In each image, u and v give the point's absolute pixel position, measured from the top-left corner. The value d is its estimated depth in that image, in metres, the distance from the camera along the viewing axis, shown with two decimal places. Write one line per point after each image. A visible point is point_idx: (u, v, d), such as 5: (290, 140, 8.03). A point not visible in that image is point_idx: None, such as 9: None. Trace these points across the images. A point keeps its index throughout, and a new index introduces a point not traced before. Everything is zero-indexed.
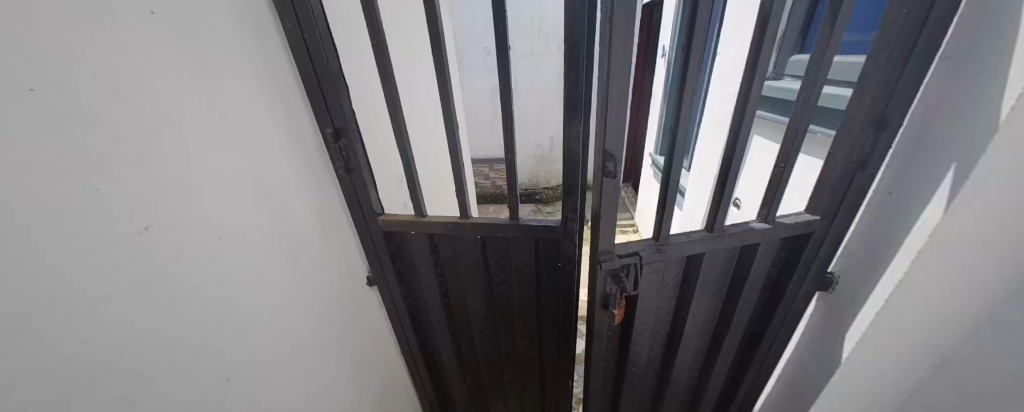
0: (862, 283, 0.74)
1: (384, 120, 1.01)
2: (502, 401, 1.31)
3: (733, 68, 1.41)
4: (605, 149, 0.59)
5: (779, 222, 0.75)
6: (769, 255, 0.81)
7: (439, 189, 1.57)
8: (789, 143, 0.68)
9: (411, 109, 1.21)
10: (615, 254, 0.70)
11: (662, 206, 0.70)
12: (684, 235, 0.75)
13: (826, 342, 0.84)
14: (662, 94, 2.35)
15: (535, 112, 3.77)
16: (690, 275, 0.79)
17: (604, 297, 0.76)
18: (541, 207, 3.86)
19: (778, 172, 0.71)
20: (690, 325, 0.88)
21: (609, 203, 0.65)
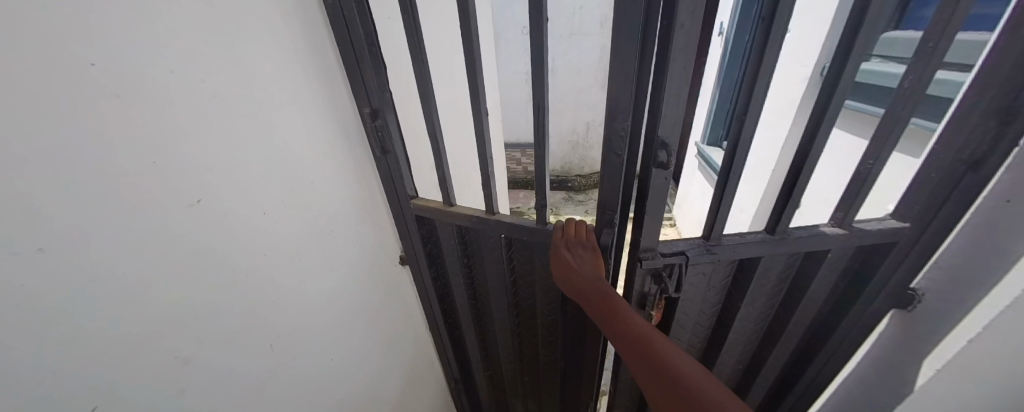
0: (952, 304, 0.64)
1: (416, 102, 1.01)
2: (522, 395, 1.31)
3: (805, 50, 1.25)
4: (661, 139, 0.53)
5: (857, 228, 0.66)
6: (837, 263, 0.72)
7: (471, 174, 1.57)
8: (881, 138, 0.59)
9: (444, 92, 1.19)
10: (659, 254, 0.65)
11: (715, 205, 0.63)
12: (737, 237, 0.67)
13: (899, 365, 0.74)
14: (716, 78, 2.16)
15: (573, 96, 3.64)
16: (740, 281, 0.73)
17: (641, 297, 0.72)
18: (573, 195, 3.79)
19: (864, 170, 0.61)
20: (735, 332, 0.82)
21: (657, 198, 0.59)
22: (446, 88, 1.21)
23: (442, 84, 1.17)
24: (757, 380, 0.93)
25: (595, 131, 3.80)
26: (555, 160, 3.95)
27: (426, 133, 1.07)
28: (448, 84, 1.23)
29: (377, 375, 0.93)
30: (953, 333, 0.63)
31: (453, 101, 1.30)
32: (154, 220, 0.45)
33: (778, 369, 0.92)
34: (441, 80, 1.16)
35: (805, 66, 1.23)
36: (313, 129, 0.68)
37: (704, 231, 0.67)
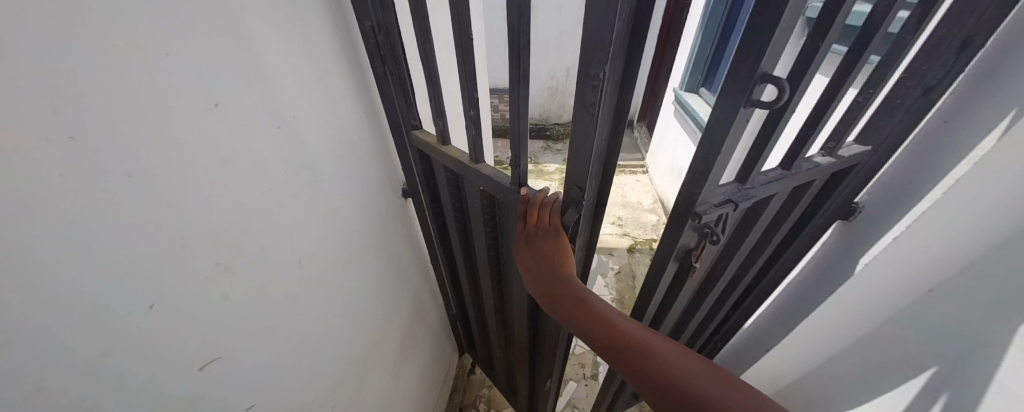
0: (889, 212, 0.81)
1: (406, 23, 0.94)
2: (499, 349, 1.35)
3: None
4: (764, 73, 0.50)
5: (841, 156, 0.75)
6: (815, 190, 0.83)
7: (461, 111, 1.54)
8: (884, 67, 0.64)
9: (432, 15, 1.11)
10: (711, 204, 0.70)
11: (757, 151, 0.67)
12: (763, 176, 0.73)
13: (836, 264, 0.94)
14: (699, 21, 2.17)
15: (553, 38, 3.51)
16: (752, 216, 0.83)
17: (682, 246, 0.80)
18: (551, 144, 3.85)
19: (862, 100, 0.68)
20: (726, 256, 0.95)
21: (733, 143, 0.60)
22: (434, 12, 1.13)
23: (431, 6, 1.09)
24: (733, 294, 1.10)
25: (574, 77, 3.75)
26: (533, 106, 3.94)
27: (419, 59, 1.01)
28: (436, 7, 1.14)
29: (390, 300, 0.98)
30: (885, 234, 0.81)
31: (441, 28, 1.22)
32: (181, 121, 0.42)
33: (747, 283, 1.09)
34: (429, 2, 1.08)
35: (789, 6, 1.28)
36: (315, 40, 0.63)
37: (738, 176, 0.72)
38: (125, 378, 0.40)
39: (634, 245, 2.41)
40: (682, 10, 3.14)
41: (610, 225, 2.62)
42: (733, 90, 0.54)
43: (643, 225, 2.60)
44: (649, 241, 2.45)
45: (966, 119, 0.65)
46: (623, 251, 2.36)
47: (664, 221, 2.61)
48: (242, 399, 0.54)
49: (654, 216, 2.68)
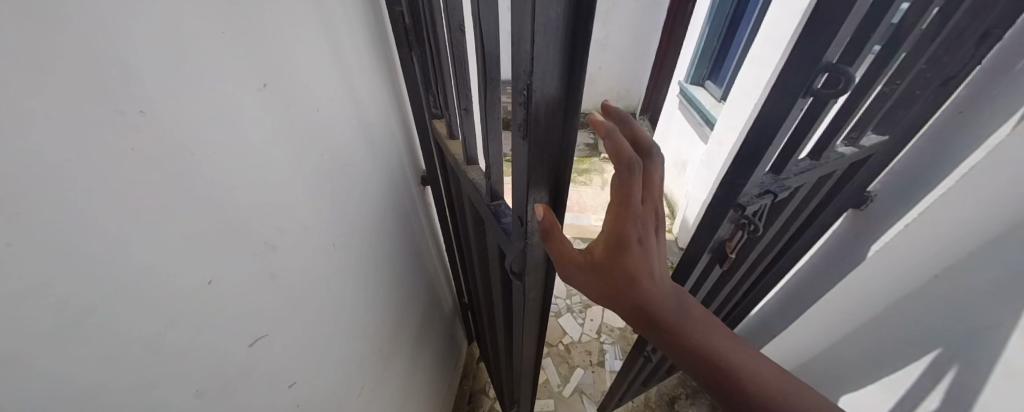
0: (900, 201, 0.83)
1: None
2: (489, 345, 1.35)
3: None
4: (827, 64, 0.57)
5: (864, 146, 0.79)
6: (832, 180, 0.85)
7: None
8: (909, 61, 0.68)
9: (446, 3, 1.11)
10: (753, 195, 0.75)
11: (795, 141, 0.70)
12: (795, 166, 0.76)
13: (847, 252, 0.97)
14: (706, 13, 2.17)
15: None
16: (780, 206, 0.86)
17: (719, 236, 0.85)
18: None
19: (888, 92, 0.72)
20: (747, 246, 0.98)
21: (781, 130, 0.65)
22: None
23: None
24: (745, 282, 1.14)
25: None
26: None
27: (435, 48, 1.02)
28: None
29: (409, 286, 1.00)
30: (896, 223, 0.84)
31: None
32: (237, 100, 0.43)
33: (758, 271, 1.13)
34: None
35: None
36: (344, 23, 0.64)
37: (773, 167, 0.76)
38: (191, 352, 0.41)
39: None
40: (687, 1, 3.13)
41: None
42: (795, 79, 0.60)
43: None
44: None
45: (980, 108, 0.67)
46: None
47: (667, 213, 2.66)
48: (285, 376, 0.56)
49: None
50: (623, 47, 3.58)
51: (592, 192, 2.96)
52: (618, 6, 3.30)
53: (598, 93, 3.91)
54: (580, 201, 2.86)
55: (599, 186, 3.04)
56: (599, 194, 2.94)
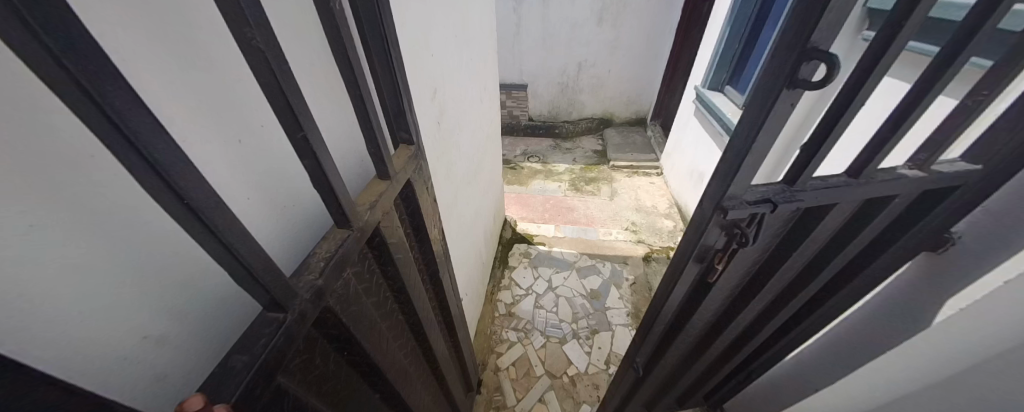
0: (993, 248, 0.66)
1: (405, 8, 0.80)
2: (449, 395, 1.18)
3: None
4: (811, 48, 0.46)
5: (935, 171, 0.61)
6: (895, 210, 0.69)
7: (470, 110, 1.40)
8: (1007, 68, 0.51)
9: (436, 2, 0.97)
10: (743, 201, 0.63)
11: (813, 150, 0.57)
12: (821, 181, 0.62)
13: (914, 301, 0.79)
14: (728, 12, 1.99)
15: (565, 32, 3.38)
16: (804, 222, 0.71)
17: (705, 248, 0.76)
18: (560, 144, 3.79)
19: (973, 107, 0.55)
20: (753, 268, 0.85)
21: (769, 133, 0.56)
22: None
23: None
24: (773, 321, 0.97)
25: (585, 73, 3.62)
26: (543, 103, 3.86)
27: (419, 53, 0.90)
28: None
29: None
30: (973, 284, 0.68)
31: (448, 16, 1.08)
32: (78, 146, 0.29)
33: (791, 311, 0.95)
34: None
35: None
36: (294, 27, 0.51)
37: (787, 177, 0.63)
38: None
39: (649, 252, 2.27)
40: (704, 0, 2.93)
41: (624, 230, 2.50)
42: (777, 64, 0.51)
43: (659, 231, 2.47)
44: (665, 248, 2.31)
45: None
46: (638, 259, 2.23)
47: (680, 227, 2.48)
48: None
49: (670, 222, 2.54)
50: (634, 49, 3.41)
51: (600, 203, 2.80)
52: (630, 6, 3.15)
53: (607, 97, 3.75)
54: (588, 212, 2.70)
55: (607, 197, 2.88)
56: (608, 204, 2.78)
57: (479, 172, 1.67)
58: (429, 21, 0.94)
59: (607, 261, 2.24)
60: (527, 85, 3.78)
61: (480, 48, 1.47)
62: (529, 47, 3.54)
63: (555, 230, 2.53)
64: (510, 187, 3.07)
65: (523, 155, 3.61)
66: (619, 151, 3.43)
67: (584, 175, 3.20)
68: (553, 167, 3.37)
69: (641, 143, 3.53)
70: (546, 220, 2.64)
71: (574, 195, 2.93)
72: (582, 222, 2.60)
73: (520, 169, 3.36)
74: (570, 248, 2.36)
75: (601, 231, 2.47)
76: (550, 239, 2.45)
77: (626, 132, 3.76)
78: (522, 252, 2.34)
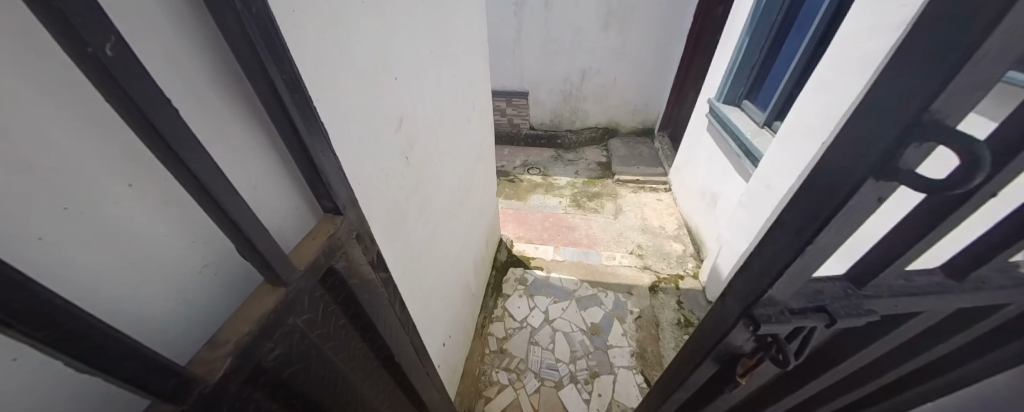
0: None
1: (356, 24, 0.63)
2: None
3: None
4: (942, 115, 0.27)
5: None
6: (997, 322, 0.50)
7: (453, 134, 1.22)
8: None
9: (404, 14, 0.80)
10: (781, 310, 0.45)
11: (905, 242, 0.38)
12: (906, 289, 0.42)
13: None
14: (747, 19, 1.78)
15: (569, 37, 3.19)
16: (864, 334, 0.51)
17: (728, 350, 0.56)
18: (562, 155, 3.64)
19: None
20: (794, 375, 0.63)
21: (833, 230, 0.38)
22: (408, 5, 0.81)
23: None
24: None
25: (589, 81, 3.43)
26: (545, 111, 3.70)
27: (380, 79, 0.72)
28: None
29: None
30: None
31: (422, 30, 0.90)
32: None
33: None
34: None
35: (900, 4, 0.92)
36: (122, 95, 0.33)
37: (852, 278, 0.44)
38: None
39: (657, 282, 2.07)
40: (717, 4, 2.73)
41: (629, 253, 2.30)
42: (865, 150, 0.33)
43: (667, 256, 2.27)
44: (674, 276, 2.11)
45: None
46: (644, 289, 2.03)
47: (691, 251, 2.28)
48: None
49: (679, 245, 2.34)
50: (641, 56, 3.21)
51: (604, 222, 2.61)
52: (637, 11, 2.95)
53: (612, 106, 3.57)
54: (590, 232, 2.52)
55: (611, 215, 2.69)
56: (612, 223, 2.60)
57: (467, 199, 1.50)
58: (394, 38, 0.77)
59: (610, 290, 2.05)
60: (528, 93, 3.62)
61: (466, 62, 1.30)
62: (530, 53, 3.36)
63: (554, 252, 2.35)
64: (507, 203, 2.91)
65: (522, 167, 3.46)
66: (625, 164, 3.24)
67: (587, 190, 3.03)
68: (554, 181, 3.21)
69: (648, 155, 3.34)
70: (545, 241, 2.46)
71: (575, 212, 2.74)
72: (584, 243, 2.41)
73: (520, 182, 3.20)
74: (570, 274, 2.17)
75: (603, 255, 2.29)
76: (549, 262, 2.26)
77: (632, 143, 3.58)
78: (517, 278, 2.15)
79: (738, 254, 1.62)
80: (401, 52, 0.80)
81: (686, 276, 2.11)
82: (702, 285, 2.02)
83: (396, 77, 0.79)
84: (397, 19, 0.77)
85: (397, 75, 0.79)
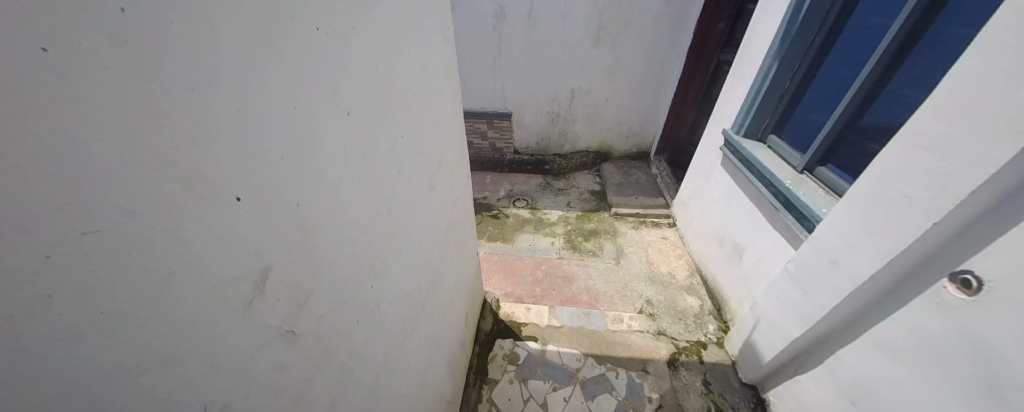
0: None
1: (46, 130, 0.22)
2: None
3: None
4: None
5: None
6: None
7: (413, 219, 0.82)
8: None
9: (276, 60, 0.39)
10: None
11: None
12: None
13: None
14: (776, 38, 1.45)
15: (555, 55, 2.86)
16: None
17: None
18: (552, 182, 3.31)
19: None
20: None
21: None
22: (287, 42, 0.40)
23: (259, 33, 0.36)
24: None
25: (579, 101, 3.11)
26: (532, 135, 3.37)
27: (187, 221, 0.31)
28: (297, 31, 0.41)
29: None
30: None
31: (337, 83, 0.50)
32: None
33: None
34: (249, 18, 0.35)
35: None
36: None
37: None
38: None
39: (675, 354, 1.71)
40: (720, 19, 2.44)
41: (638, 313, 1.93)
42: None
43: (682, 314, 1.90)
44: (695, 345, 1.75)
45: None
46: (661, 365, 1.67)
47: (709, 308, 1.93)
48: None
49: (694, 299, 1.99)
50: (636, 75, 2.91)
51: (605, 269, 2.25)
52: (631, 25, 2.65)
53: (604, 128, 3.26)
54: (590, 284, 2.14)
55: (612, 259, 2.33)
56: (614, 271, 2.23)
57: (440, 290, 1.09)
58: (250, 119, 0.36)
59: (621, 368, 1.67)
60: (512, 114, 3.26)
61: (434, 109, 0.89)
62: (513, 71, 3.00)
63: (550, 315, 1.95)
64: (492, 245, 2.52)
65: (507, 198, 3.10)
66: (621, 194, 2.92)
67: (582, 227, 2.67)
68: (544, 215, 2.85)
69: (645, 184, 3.03)
70: (538, 299, 2.05)
71: (571, 257, 2.37)
72: (584, 300, 2.03)
73: (506, 219, 2.83)
74: (570, 345, 1.78)
75: (608, 317, 1.92)
76: (544, 330, 1.85)
77: (627, 169, 3.28)
78: (506, 354, 1.74)
79: (789, 340, 1.26)
80: (276, 140, 0.39)
81: (709, 343, 1.76)
82: (731, 358, 1.67)
83: (258, 194, 0.37)
84: (257, 76, 0.36)
85: (260, 188, 0.38)
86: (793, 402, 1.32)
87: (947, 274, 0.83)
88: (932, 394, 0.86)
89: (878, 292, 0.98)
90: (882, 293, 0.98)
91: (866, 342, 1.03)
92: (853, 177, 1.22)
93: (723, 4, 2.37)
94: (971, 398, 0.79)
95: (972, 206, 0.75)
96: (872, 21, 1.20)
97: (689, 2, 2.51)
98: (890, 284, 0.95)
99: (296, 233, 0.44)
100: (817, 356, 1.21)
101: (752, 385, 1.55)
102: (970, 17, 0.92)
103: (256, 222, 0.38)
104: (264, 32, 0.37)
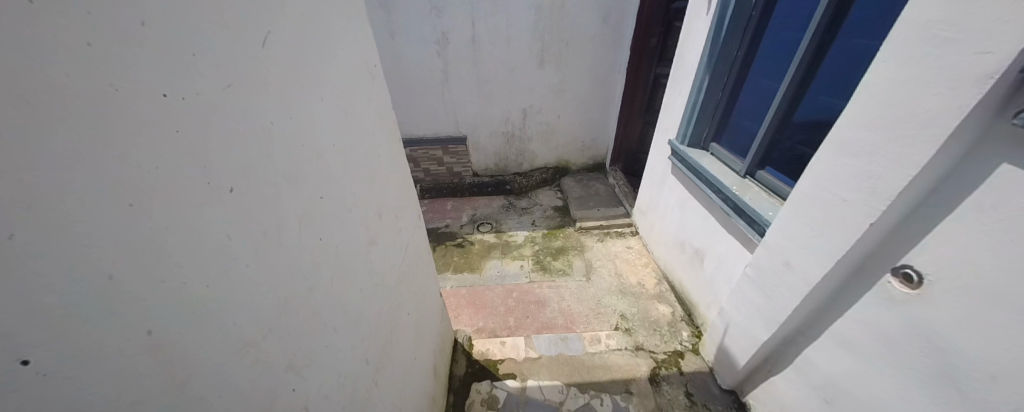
0: None
1: None
2: None
3: (981, 8, 0.62)
4: None
5: None
6: None
7: (350, 286, 0.71)
8: None
9: (78, 150, 0.30)
10: None
11: None
12: None
13: None
14: (704, 53, 1.54)
15: (503, 76, 2.87)
16: None
17: None
18: (514, 202, 3.27)
19: None
20: None
21: None
22: (98, 125, 0.31)
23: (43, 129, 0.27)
24: None
25: (531, 120, 3.13)
26: (489, 156, 3.33)
27: None
28: (118, 104, 0.33)
29: None
30: None
31: (209, 158, 0.41)
32: None
33: None
34: (19, 102, 0.26)
35: (977, 48, 0.63)
36: None
37: None
38: None
39: (655, 368, 1.68)
40: (653, 35, 2.59)
41: (615, 330, 1.89)
42: None
43: (656, 325, 1.89)
44: (673, 356, 1.74)
45: None
46: (643, 383, 1.62)
47: (680, 315, 1.94)
48: None
49: (666, 307, 2.00)
50: (583, 90, 2.99)
51: (576, 288, 2.20)
52: (572, 45, 2.73)
53: (559, 144, 3.30)
54: (563, 306, 2.08)
55: (582, 276, 2.30)
56: (586, 288, 2.19)
57: (396, 353, 0.96)
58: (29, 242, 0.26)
59: (605, 394, 1.59)
60: (466, 137, 3.20)
61: (365, 157, 0.80)
62: (462, 96, 2.97)
63: (526, 346, 1.84)
64: (458, 278, 2.40)
65: (470, 224, 3.00)
66: (583, 207, 2.93)
67: (549, 246, 2.63)
68: (510, 238, 2.77)
69: (605, 195, 3.08)
70: (512, 331, 1.94)
71: (542, 280, 2.30)
72: (559, 325, 1.96)
73: (470, 246, 2.72)
74: (551, 377, 1.68)
75: (585, 339, 1.86)
76: (522, 365, 1.75)
77: (585, 181, 3.33)
78: (484, 400, 1.60)
79: (759, 343, 1.27)
80: (82, 254, 0.29)
81: (685, 352, 1.76)
82: (707, 365, 1.68)
83: (32, 337, 0.27)
84: (36, 177, 0.27)
85: (31, 332, 0.27)
86: (771, 405, 1.33)
87: (889, 269, 0.86)
88: (896, 387, 0.88)
89: (830, 290, 1.00)
90: (834, 292, 1.01)
91: (828, 339, 1.05)
92: (791, 178, 1.29)
93: (653, 22, 2.52)
94: (928, 389, 0.81)
95: (902, 204, 0.78)
96: (784, 35, 1.30)
97: (622, 21, 2.65)
98: (840, 282, 0.98)
99: (131, 363, 0.33)
100: (787, 356, 1.23)
101: (731, 390, 1.56)
102: (868, 30, 1.01)
103: (28, 378, 0.27)
104: (47, 115, 0.28)
